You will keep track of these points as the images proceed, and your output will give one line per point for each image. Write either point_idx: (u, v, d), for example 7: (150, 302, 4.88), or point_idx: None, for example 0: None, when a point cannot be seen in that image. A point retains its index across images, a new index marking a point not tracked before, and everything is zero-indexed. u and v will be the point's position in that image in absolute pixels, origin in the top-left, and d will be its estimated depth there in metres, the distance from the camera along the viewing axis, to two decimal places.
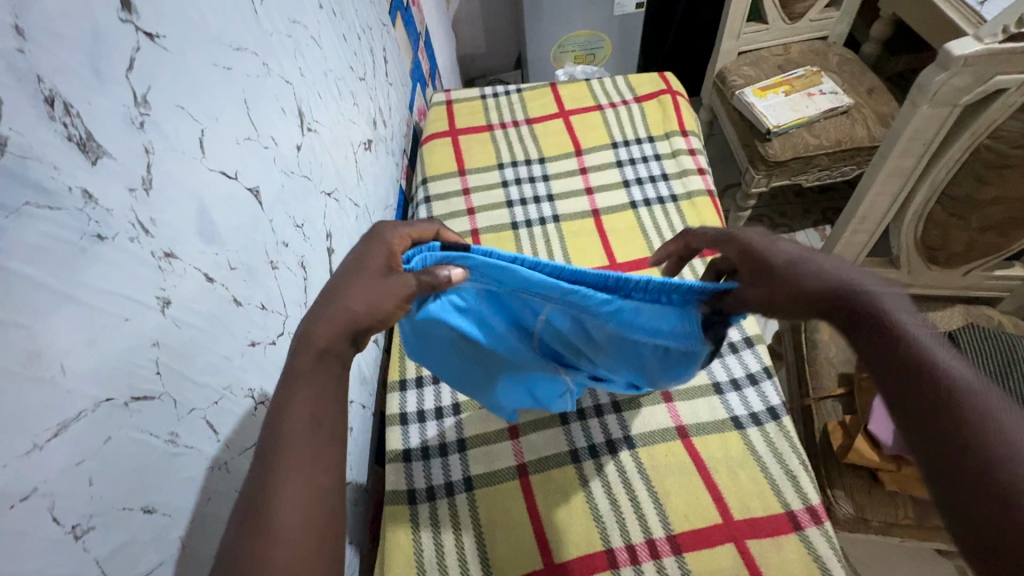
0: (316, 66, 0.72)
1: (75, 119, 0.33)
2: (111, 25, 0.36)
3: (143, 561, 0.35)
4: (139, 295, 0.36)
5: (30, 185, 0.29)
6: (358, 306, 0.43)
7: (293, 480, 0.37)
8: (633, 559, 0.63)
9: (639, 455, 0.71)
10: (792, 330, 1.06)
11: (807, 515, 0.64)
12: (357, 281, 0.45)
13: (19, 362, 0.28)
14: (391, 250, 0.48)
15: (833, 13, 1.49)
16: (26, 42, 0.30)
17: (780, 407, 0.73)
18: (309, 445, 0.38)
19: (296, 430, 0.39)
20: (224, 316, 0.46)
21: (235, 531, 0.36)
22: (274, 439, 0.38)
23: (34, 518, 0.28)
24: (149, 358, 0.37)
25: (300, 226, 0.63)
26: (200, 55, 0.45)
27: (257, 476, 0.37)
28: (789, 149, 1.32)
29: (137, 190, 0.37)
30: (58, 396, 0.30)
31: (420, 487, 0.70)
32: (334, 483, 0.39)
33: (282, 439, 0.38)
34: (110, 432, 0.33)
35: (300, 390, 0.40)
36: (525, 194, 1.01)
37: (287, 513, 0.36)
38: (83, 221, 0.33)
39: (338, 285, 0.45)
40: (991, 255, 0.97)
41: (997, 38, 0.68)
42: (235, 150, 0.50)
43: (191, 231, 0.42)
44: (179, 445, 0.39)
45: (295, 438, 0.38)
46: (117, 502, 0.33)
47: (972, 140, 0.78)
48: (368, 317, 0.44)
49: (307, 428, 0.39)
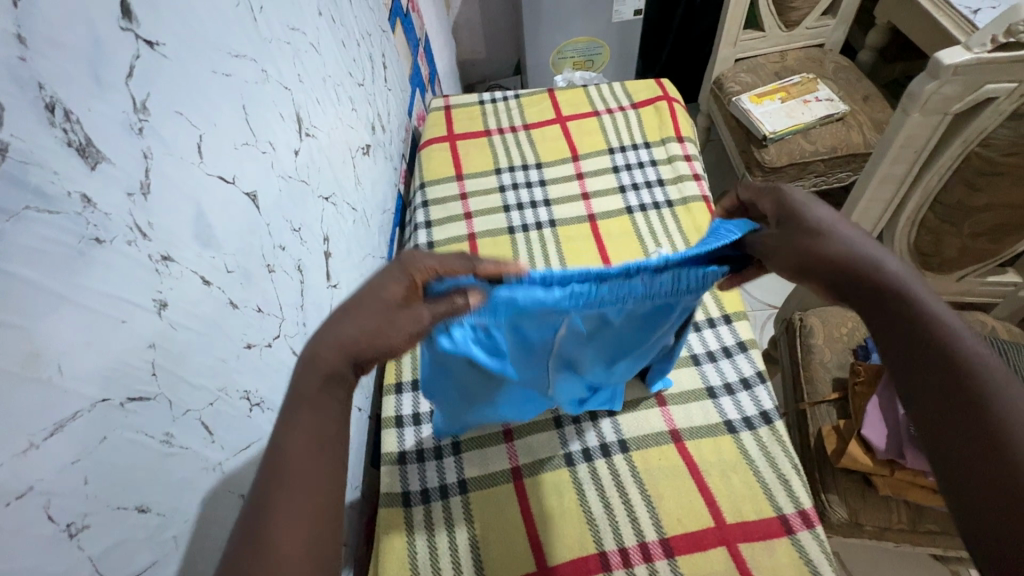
0: (315, 72, 0.73)
1: (75, 126, 0.34)
2: (112, 34, 0.37)
3: (136, 560, 0.35)
4: (135, 297, 0.37)
5: (29, 190, 0.30)
6: (361, 334, 0.42)
7: (290, 502, 0.36)
8: (625, 562, 0.63)
9: (632, 458, 0.71)
10: (787, 335, 1.07)
11: (799, 519, 0.64)
12: (373, 315, 0.43)
13: (17, 362, 0.29)
14: (412, 283, 0.45)
15: (829, 21, 1.51)
16: (28, 51, 0.31)
17: (773, 412, 0.73)
18: (310, 467, 0.38)
19: (298, 452, 0.38)
20: (220, 319, 0.46)
21: (236, 548, 0.35)
22: (276, 459, 0.38)
23: (29, 516, 0.29)
24: (145, 359, 0.37)
25: (297, 230, 0.63)
26: (199, 62, 0.46)
27: (257, 494, 0.37)
28: (785, 155, 1.33)
29: (135, 195, 0.38)
30: (54, 397, 0.30)
31: (415, 489, 0.70)
32: (330, 507, 0.38)
33: (284, 460, 0.38)
34: (106, 432, 0.34)
35: (301, 416, 0.40)
36: (522, 199, 1.02)
37: (285, 535, 0.35)
38: (81, 225, 0.33)
39: (349, 314, 0.43)
40: (984, 261, 0.97)
41: (986, 47, 0.69)
42: (233, 155, 0.50)
43: (188, 234, 0.43)
44: (173, 445, 0.40)
45: (296, 467, 0.38)
46: (111, 502, 0.34)
47: (963, 147, 0.80)
48: (371, 349, 0.42)
49: (309, 450, 0.39)
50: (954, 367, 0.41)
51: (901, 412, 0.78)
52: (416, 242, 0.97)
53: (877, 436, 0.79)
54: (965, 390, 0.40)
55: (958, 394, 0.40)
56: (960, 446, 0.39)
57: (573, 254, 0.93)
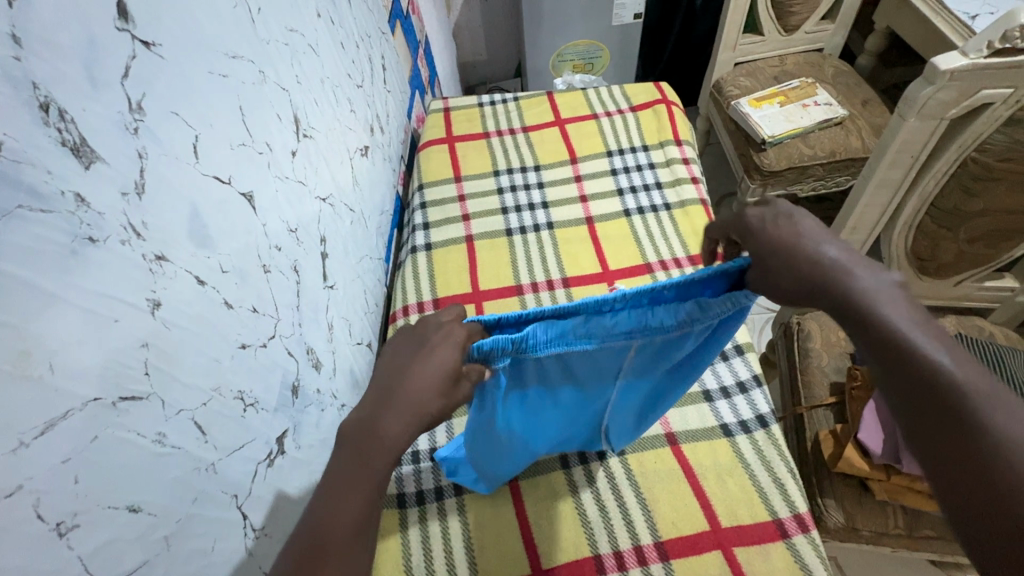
0: (313, 73, 0.73)
1: (70, 125, 0.34)
2: (108, 34, 0.37)
3: (128, 559, 0.35)
4: (128, 296, 0.37)
5: (23, 188, 0.30)
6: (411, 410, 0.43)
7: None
8: (620, 566, 0.63)
9: (628, 461, 0.71)
10: (785, 339, 1.07)
11: (795, 523, 0.64)
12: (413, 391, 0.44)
13: (8, 360, 0.29)
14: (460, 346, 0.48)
15: (827, 26, 1.51)
16: (23, 51, 0.31)
17: (769, 415, 0.73)
18: (348, 549, 0.39)
19: (340, 534, 0.39)
20: (215, 319, 0.46)
21: None
22: (317, 540, 0.38)
23: (19, 514, 0.29)
24: (137, 358, 0.37)
25: (294, 230, 0.63)
26: (196, 63, 0.47)
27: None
28: (783, 159, 1.33)
29: (130, 194, 0.38)
30: (45, 395, 0.30)
31: (410, 491, 0.70)
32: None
33: (325, 543, 0.38)
34: (97, 430, 0.34)
35: (340, 500, 0.40)
36: (521, 201, 1.02)
37: None
38: (75, 223, 0.33)
39: (393, 387, 0.44)
40: (981, 266, 0.97)
41: (982, 53, 0.69)
42: (230, 156, 0.51)
43: (182, 234, 0.43)
44: (166, 445, 0.40)
45: (333, 551, 0.38)
46: (102, 501, 0.34)
47: (959, 153, 0.79)
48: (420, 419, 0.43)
49: (352, 529, 0.39)
50: (928, 382, 0.37)
51: None
52: (413, 243, 0.97)
53: (874, 440, 0.79)
54: (944, 402, 0.37)
55: (940, 412, 0.37)
56: (946, 446, 0.36)
57: (571, 256, 0.93)
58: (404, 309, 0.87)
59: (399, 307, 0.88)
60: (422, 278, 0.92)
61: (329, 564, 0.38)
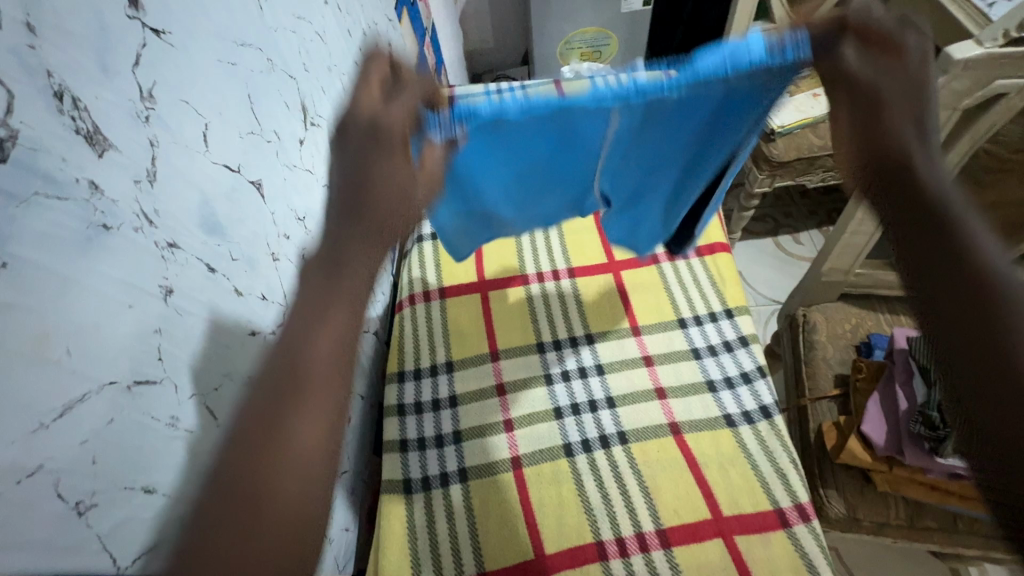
0: (320, 61, 0.73)
1: (83, 113, 0.34)
2: (118, 21, 0.37)
3: (142, 538, 0.37)
4: (141, 284, 0.38)
5: (39, 176, 0.31)
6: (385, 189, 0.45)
7: (306, 411, 0.39)
8: (622, 552, 0.64)
9: (631, 449, 0.72)
10: (790, 330, 1.07)
11: (796, 513, 0.65)
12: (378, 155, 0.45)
13: (28, 344, 0.29)
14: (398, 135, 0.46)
15: None
16: (36, 39, 0.31)
17: (773, 406, 0.74)
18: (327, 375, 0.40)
19: (320, 364, 0.40)
20: (225, 305, 0.47)
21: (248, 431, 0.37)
22: (297, 365, 0.40)
23: (41, 492, 0.29)
24: (150, 344, 0.38)
25: (301, 219, 0.64)
26: (205, 50, 0.47)
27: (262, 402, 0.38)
28: (793, 149, 1.32)
29: (142, 182, 0.39)
30: (64, 378, 0.31)
31: (415, 476, 0.72)
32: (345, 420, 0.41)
33: (306, 368, 0.40)
34: (113, 414, 0.35)
35: (332, 316, 0.41)
36: None
37: (304, 434, 0.38)
38: (89, 211, 0.34)
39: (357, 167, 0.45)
40: None
41: (997, 42, 0.67)
42: (239, 144, 0.51)
43: (193, 222, 0.44)
44: (179, 428, 0.41)
45: (317, 373, 0.40)
46: (118, 481, 0.35)
47: (971, 142, 0.78)
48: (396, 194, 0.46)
49: (331, 359, 0.41)
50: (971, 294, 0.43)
51: (902, 407, 0.78)
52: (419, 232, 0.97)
53: (877, 431, 0.79)
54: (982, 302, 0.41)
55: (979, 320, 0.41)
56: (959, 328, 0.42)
57: (577, 244, 0.91)
58: (410, 297, 0.88)
59: (405, 296, 0.89)
60: (428, 267, 0.92)
61: (308, 379, 0.40)
